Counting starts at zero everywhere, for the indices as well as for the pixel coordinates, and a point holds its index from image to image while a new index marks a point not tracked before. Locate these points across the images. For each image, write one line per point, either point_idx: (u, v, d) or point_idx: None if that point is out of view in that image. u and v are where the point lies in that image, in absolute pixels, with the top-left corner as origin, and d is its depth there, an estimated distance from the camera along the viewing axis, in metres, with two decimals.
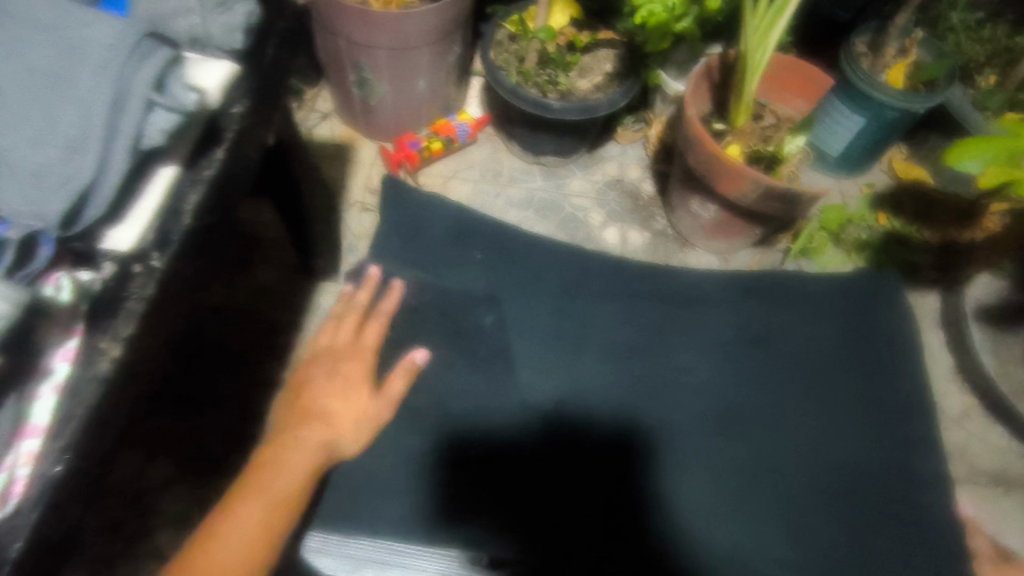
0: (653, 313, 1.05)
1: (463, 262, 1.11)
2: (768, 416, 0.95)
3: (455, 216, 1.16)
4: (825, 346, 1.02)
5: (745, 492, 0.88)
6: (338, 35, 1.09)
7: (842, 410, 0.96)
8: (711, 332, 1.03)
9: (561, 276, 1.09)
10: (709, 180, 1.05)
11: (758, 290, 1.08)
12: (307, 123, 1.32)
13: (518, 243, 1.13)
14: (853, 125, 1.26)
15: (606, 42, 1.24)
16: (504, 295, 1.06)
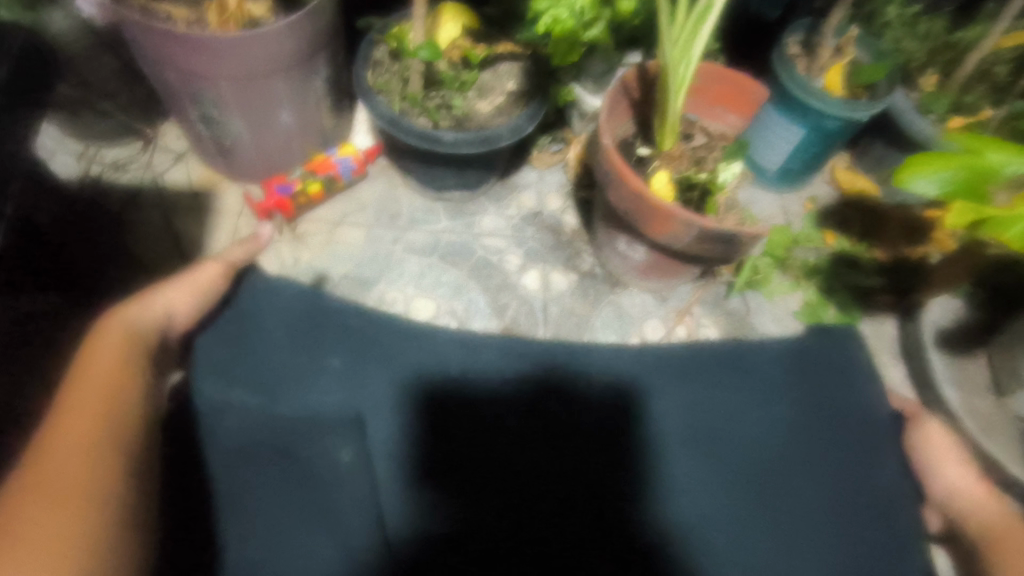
0: (511, 408, 0.75)
1: (290, 360, 0.73)
2: (761, 558, 0.68)
3: (257, 297, 0.77)
4: (785, 427, 0.74)
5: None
6: (163, 65, 0.86)
7: (835, 518, 0.69)
8: (625, 441, 0.73)
9: (379, 367, 0.74)
10: (635, 220, 0.89)
11: (696, 370, 0.77)
12: (153, 167, 1.08)
13: (324, 328, 0.76)
14: (791, 137, 1.12)
15: (507, 54, 1.05)
16: (310, 422, 0.69)
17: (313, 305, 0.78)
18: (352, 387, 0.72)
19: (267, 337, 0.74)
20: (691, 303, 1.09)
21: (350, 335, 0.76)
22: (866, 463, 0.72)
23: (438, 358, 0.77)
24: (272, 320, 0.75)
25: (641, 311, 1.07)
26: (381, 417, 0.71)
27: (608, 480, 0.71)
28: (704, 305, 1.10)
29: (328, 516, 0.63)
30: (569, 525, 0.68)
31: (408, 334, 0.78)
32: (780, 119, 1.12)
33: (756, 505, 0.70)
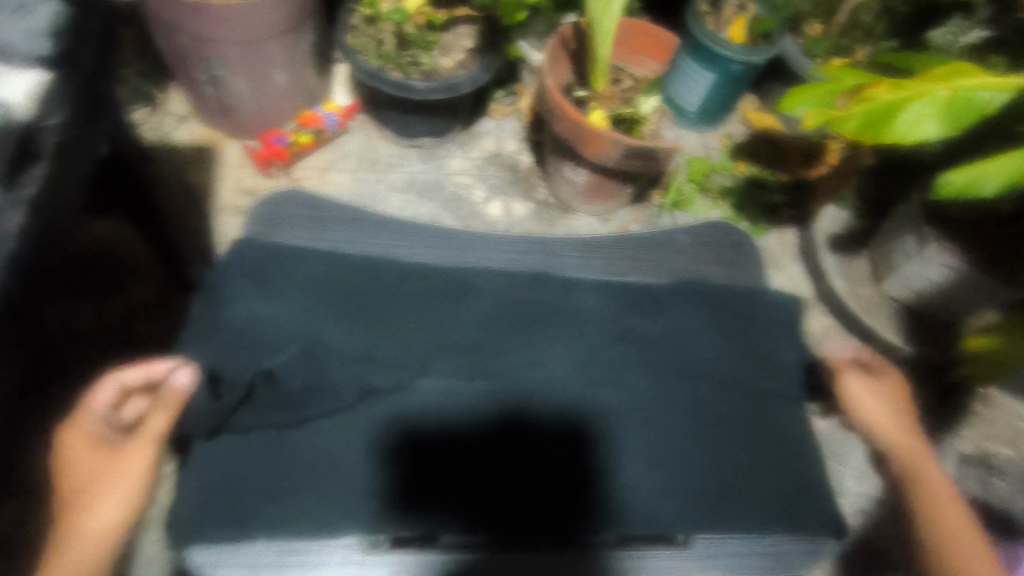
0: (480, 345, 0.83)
1: (344, 336, 0.80)
2: (689, 436, 0.80)
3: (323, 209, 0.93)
4: (721, 346, 0.88)
5: (723, 477, 0.78)
6: (177, 32, 1.03)
7: (748, 405, 0.84)
8: (578, 361, 0.83)
9: (351, 307, 0.83)
10: (576, 146, 1.10)
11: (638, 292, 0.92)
12: (162, 128, 1.24)
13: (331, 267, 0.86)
14: (705, 82, 1.33)
15: (465, 19, 1.25)
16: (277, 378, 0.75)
17: (367, 261, 0.87)
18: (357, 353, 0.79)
19: (289, 284, 0.83)
20: (628, 222, 1.31)
21: (415, 304, 0.84)
22: (778, 410, 0.84)
23: (474, 321, 0.84)
24: (353, 281, 0.84)
25: (588, 230, 1.29)
26: (428, 373, 0.79)
27: (550, 420, 0.79)
28: (640, 223, 1.32)
29: (299, 462, 0.72)
30: (507, 459, 0.75)
31: (452, 308, 0.85)
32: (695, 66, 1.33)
33: (675, 393, 0.83)
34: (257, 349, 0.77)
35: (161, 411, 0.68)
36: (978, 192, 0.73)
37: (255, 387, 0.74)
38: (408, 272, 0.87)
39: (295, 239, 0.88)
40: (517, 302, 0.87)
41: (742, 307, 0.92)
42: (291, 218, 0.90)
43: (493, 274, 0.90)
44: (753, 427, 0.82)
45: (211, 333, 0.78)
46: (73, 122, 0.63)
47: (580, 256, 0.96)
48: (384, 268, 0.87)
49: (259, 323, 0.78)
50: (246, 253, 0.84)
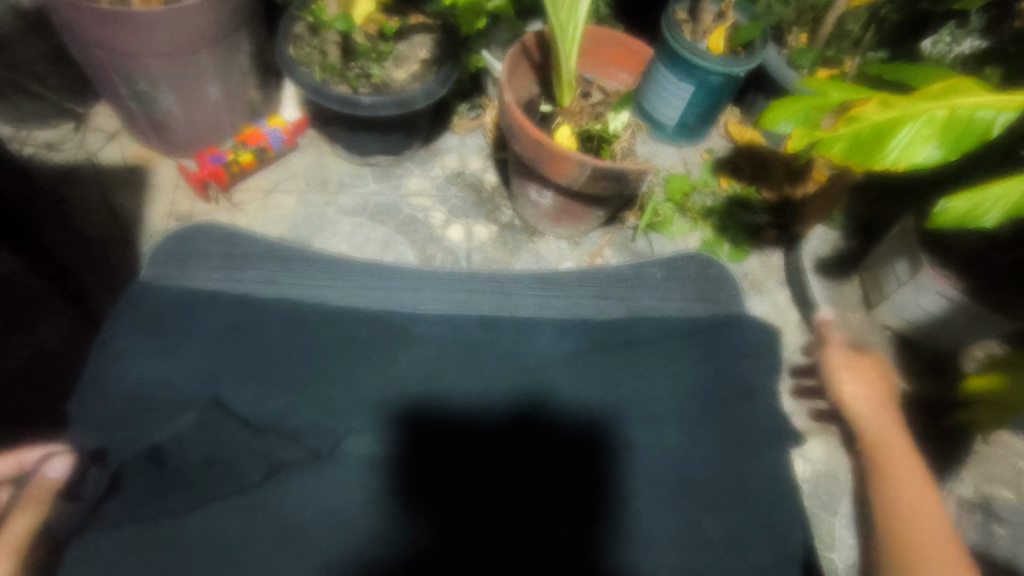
0: (418, 391, 0.75)
1: (253, 396, 0.71)
2: (653, 501, 0.72)
3: (246, 244, 0.84)
4: (690, 393, 0.79)
5: (696, 547, 0.70)
6: (91, 43, 0.92)
7: (717, 459, 0.75)
8: (528, 410, 0.75)
9: (274, 357, 0.74)
10: (539, 167, 1.01)
11: (601, 331, 0.84)
12: (88, 147, 1.13)
13: (252, 310, 0.77)
14: (683, 94, 1.24)
15: (422, 27, 1.15)
16: (176, 443, 0.68)
17: (291, 304, 0.78)
18: (275, 414, 0.71)
19: (195, 334, 0.74)
20: (601, 245, 1.21)
21: (344, 354, 0.76)
22: (750, 471, 0.75)
23: (413, 372, 0.76)
24: (272, 329, 0.76)
25: (556, 255, 1.19)
26: (352, 435, 0.71)
27: (500, 484, 0.71)
28: (614, 246, 1.22)
29: (194, 548, 0.63)
30: (456, 531, 0.68)
31: (387, 358, 0.76)
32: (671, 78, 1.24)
33: (636, 450, 0.74)
34: (147, 417, 0.68)
35: (20, 516, 0.59)
36: (979, 222, 0.64)
37: (132, 467, 0.66)
38: (337, 316, 0.79)
39: (208, 281, 0.79)
40: (462, 348, 0.79)
41: (727, 347, 0.83)
42: (203, 253, 0.82)
43: (437, 317, 0.81)
44: (726, 482, 0.74)
45: (94, 400, 0.69)
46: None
47: (537, 294, 0.86)
48: (310, 312, 0.78)
49: (162, 384, 0.70)
50: (148, 299, 0.76)
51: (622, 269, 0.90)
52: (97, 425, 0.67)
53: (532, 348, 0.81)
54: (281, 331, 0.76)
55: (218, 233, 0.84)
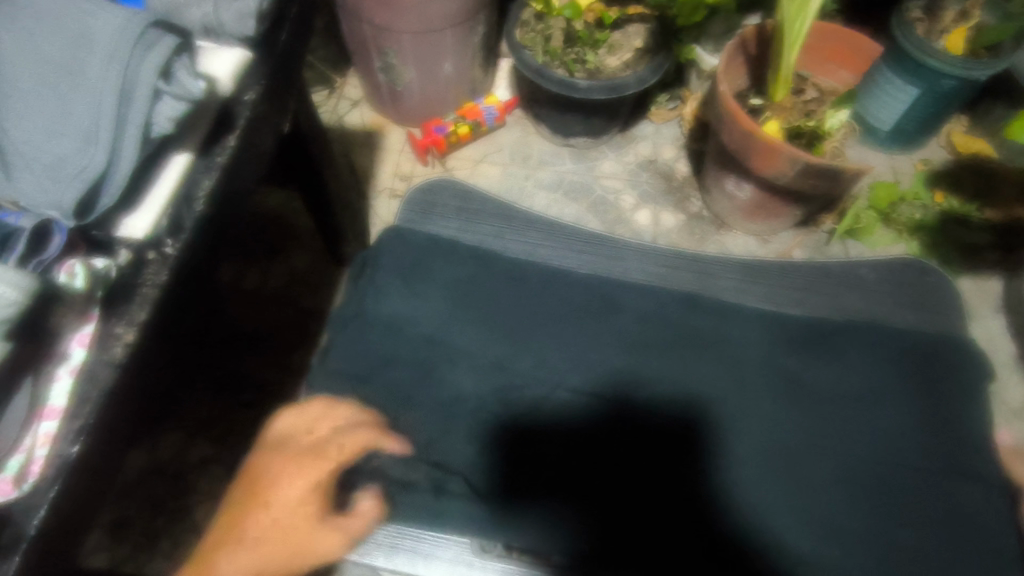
0: (627, 361, 0.80)
1: (479, 339, 0.81)
2: (841, 504, 0.72)
3: (474, 201, 0.93)
4: (893, 407, 0.78)
5: (881, 555, 0.70)
6: (361, 21, 1.09)
7: (910, 472, 0.74)
8: (730, 391, 0.78)
9: (501, 308, 0.83)
10: (744, 159, 1.02)
11: (804, 328, 0.83)
12: (337, 111, 1.32)
13: (485, 263, 0.87)
14: (907, 96, 1.16)
15: (637, 17, 1.20)
16: (422, 365, 0.78)
17: (516, 262, 0.87)
18: (500, 355, 0.80)
19: (437, 280, 0.84)
20: (792, 246, 1.19)
21: (560, 312, 0.83)
22: (949, 491, 0.72)
23: (619, 339, 0.81)
24: (499, 283, 0.85)
25: (743, 250, 1.18)
26: (562, 387, 0.78)
27: (678, 451, 0.74)
28: (805, 248, 1.19)
29: (420, 445, 0.74)
30: (631, 487, 0.72)
31: (597, 323, 0.83)
32: (895, 79, 1.17)
33: (823, 450, 0.75)
34: (391, 338, 0.80)
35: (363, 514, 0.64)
36: None
37: (369, 373, 0.77)
38: (555, 278, 0.86)
39: (444, 230, 0.90)
40: (666, 324, 0.83)
41: (940, 363, 0.80)
42: (443, 206, 0.92)
43: (643, 289, 0.86)
44: (919, 499, 0.72)
45: (354, 322, 0.80)
46: (265, 100, 0.68)
47: (735, 281, 0.88)
48: (531, 272, 0.86)
49: (405, 317, 0.81)
50: (400, 240, 0.87)
51: (829, 265, 0.89)
52: (348, 332, 0.80)
53: (735, 334, 0.83)
54: (509, 285, 0.85)
55: (455, 189, 0.93)
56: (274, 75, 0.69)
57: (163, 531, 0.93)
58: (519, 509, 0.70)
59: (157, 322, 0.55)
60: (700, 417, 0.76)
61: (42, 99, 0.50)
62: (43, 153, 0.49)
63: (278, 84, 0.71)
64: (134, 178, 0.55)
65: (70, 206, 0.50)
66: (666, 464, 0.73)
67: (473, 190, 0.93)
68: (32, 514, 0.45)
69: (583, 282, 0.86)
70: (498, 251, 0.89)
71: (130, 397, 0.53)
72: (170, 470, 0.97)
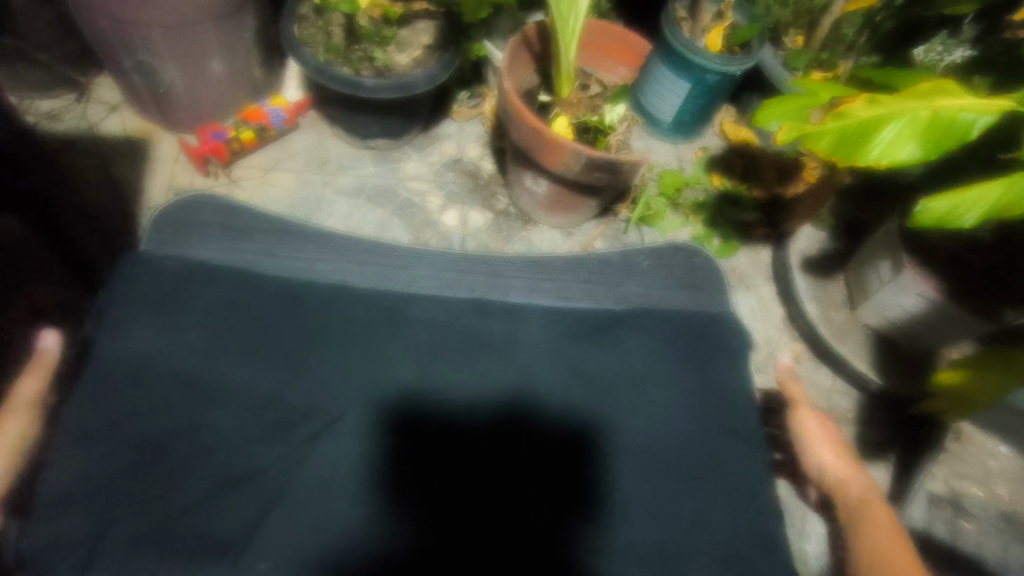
0: (417, 375, 0.80)
1: (249, 372, 0.77)
2: (637, 484, 0.76)
3: (241, 219, 0.87)
4: (673, 383, 0.83)
5: (680, 526, 0.74)
6: (96, 13, 0.93)
7: (691, 439, 0.80)
8: (518, 389, 0.80)
9: (283, 336, 0.80)
10: (535, 155, 1.03)
11: (585, 320, 0.87)
12: (91, 118, 1.14)
13: (257, 290, 0.82)
14: (680, 90, 1.26)
15: (424, 13, 1.16)
16: (197, 399, 0.74)
17: (291, 284, 0.83)
18: (285, 381, 0.77)
19: (194, 310, 0.79)
20: (594, 237, 1.24)
21: (345, 333, 0.81)
22: (719, 453, 0.79)
23: (408, 354, 0.81)
24: (278, 309, 0.81)
25: (549, 244, 1.21)
26: (354, 406, 0.77)
27: (484, 462, 0.75)
28: (605, 238, 1.24)
29: (218, 470, 0.71)
30: (442, 494, 0.73)
31: (378, 338, 0.81)
32: (669, 74, 1.25)
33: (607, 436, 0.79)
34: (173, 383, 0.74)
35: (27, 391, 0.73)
36: (954, 224, 0.64)
37: (148, 410, 0.73)
38: (336, 296, 0.83)
39: (206, 253, 0.84)
40: (459, 331, 0.84)
41: (712, 332, 0.87)
42: (203, 227, 0.86)
43: (432, 299, 0.85)
44: (703, 464, 0.78)
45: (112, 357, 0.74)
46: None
47: (527, 278, 0.89)
48: (310, 293, 0.83)
49: (157, 354, 0.76)
50: (147, 269, 0.81)
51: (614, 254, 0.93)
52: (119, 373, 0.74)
53: (524, 333, 0.85)
54: (284, 309, 0.81)
55: (224, 206, 0.88)
56: None
57: None
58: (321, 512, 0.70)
59: None
60: (497, 421, 0.78)
61: None
62: None
63: None
64: None
65: None
66: (479, 459, 0.75)
67: (236, 209, 0.87)
68: None
69: (370, 298, 0.84)
70: (272, 277, 0.84)
71: None
72: None
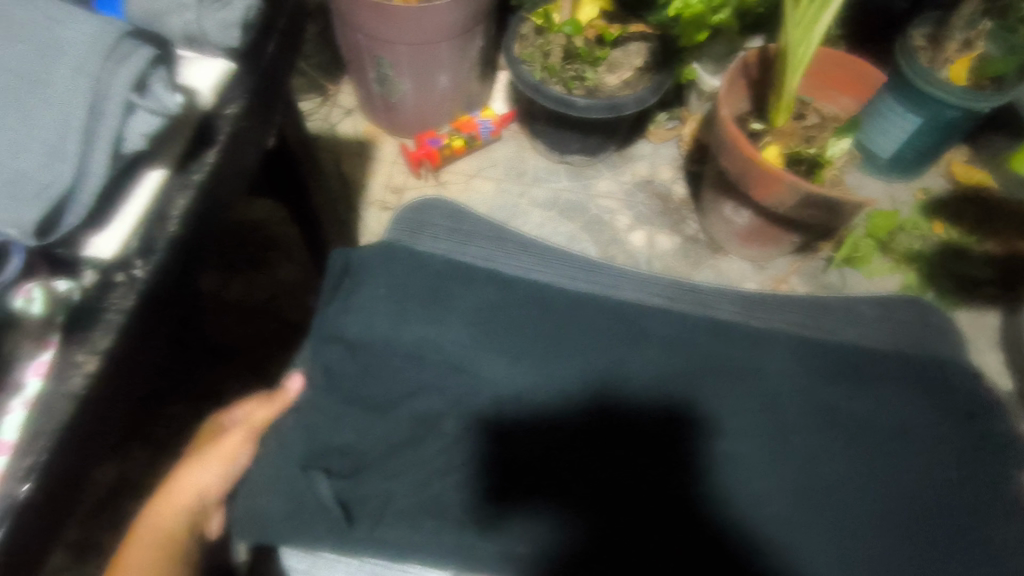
0: (637, 393, 0.76)
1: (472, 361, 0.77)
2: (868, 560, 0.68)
3: (461, 219, 0.88)
4: (902, 449, 0.75)
5: None
6: (356, 30, 1.06)
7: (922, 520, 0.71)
8: (741, 428, 0.75)
9: (506, 335, 0.79)
10: (744, 184, 0.99)
11: (807, 362, 0.80)
12: (329, 119, 1.30)
13: (479, 287, 0.82)
14: (909, 125, 1.15)
15: (638, 36, 1.18)
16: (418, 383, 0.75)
17: (534, 286, 0.84)
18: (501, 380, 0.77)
19: (419, 299, 0.80)
20: (788, 273, 1.17)
21: (566, 342, 0.79)
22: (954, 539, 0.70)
23: (632, 371, 0.78)
24: (501, 308, 0.81)
25: (739, 275, 1.16)
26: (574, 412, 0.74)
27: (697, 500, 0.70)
28: (801, 277, 1.17)
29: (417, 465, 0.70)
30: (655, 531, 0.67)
31: (604, 355, 0.79)
32: (898, 108, 1.15)
33: (839, 499, 0.72)
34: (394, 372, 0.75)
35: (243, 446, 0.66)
36: None
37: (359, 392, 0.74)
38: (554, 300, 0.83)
39: (431, 248, 0.85)
40: (679, 353, 0.80)
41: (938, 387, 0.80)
42: (431, 226, 0.87)
43: (648, 314, 0.83)
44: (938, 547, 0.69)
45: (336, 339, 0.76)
46: (251, 116, 0.66)
47: (739, 310, 0.85)
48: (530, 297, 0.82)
49: (385, 338, 0.77)
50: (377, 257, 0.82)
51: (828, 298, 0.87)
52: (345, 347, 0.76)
53: (743, 364, 0.80)
54: (505, 309, 0.81)
55: (446, 205, 0.89)
56: (261, 92, 0.67)
57: None
58: (507, 525, 0.66)
59: (125, 353, 0.51)
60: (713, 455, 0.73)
61: None
62: None
63: (262, 99, 0.68)
64: (104, 200, 0.52)
65: (31, 225, 0.46)
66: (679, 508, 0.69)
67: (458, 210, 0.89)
68: None
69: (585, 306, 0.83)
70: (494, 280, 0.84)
71: (93, 426, 0.49)
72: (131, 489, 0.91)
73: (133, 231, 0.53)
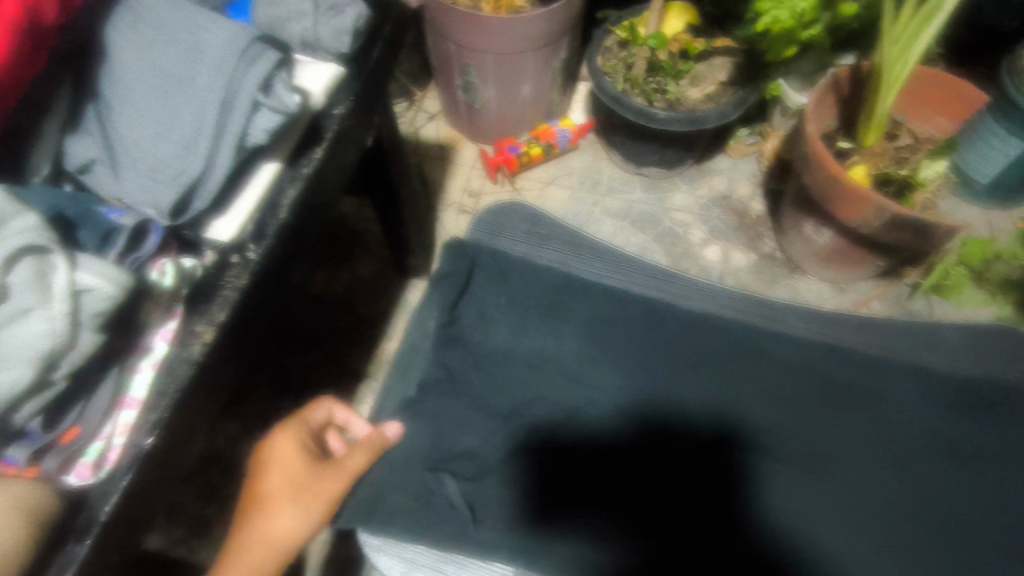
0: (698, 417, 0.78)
1: (537, 371, 0.81)
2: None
3: (541, 224, 0.87)
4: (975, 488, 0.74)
5: None
6: (446, 39, 1.11)
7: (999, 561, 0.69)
8: (799, 456, 0.76)
9: (573, 348, 0.82)
10: (829, 203, 0.97)
11: (875, 395, 0.79)
12: (414, 123, 1.36)
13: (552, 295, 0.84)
14: (1012, 150, 1.09)
15: (722, 50, 1.18)
16: (490, 383, 0.79)
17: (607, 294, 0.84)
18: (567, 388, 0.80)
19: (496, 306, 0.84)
20: (870, 298, 1.13)
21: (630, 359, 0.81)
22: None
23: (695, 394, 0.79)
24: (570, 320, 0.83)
25: (816, 296, 1.13)
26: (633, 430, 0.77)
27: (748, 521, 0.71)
28: (884, 303, 1.13)
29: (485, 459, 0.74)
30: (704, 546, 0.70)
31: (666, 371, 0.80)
32: (1000, 131, 1.09)
33: (891, 529, 0.72)
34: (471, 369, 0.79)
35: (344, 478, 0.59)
36: None
37: (435, 385, 0.78)
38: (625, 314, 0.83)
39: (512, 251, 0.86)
40: (742, 376, 0.81)
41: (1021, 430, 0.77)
42: (511, 228, 0.87)
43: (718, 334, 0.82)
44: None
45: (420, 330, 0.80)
46: (355, 116, 0.70)
47: (815, 331, 0.82)
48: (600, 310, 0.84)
49: (464, 336, 0.81)
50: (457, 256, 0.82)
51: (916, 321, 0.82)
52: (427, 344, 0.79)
53: (804, 390, 0.80)
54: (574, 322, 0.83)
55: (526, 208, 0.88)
56: (365, 94, 0.71)
57: (212, 521, 0.94)
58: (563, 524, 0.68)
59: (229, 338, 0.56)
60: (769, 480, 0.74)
61: (151, 108, 0.53)
62: (145, 158, 0.52)
63: (365, 101, 0.72)
64: (223, 188, 0.57)
65: (166, 208, 0.53)
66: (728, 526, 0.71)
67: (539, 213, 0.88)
68: (103, 500, 0.45)
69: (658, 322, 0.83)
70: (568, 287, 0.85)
71: (204, 397, 0.55)
72: (217, 459, 0.98)
73: (247, 215, 0.58)
